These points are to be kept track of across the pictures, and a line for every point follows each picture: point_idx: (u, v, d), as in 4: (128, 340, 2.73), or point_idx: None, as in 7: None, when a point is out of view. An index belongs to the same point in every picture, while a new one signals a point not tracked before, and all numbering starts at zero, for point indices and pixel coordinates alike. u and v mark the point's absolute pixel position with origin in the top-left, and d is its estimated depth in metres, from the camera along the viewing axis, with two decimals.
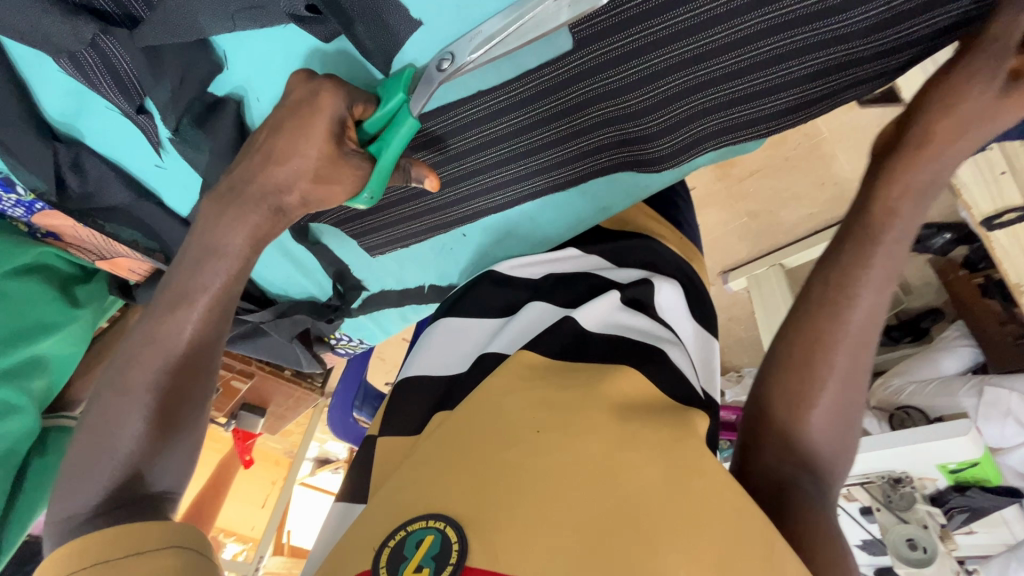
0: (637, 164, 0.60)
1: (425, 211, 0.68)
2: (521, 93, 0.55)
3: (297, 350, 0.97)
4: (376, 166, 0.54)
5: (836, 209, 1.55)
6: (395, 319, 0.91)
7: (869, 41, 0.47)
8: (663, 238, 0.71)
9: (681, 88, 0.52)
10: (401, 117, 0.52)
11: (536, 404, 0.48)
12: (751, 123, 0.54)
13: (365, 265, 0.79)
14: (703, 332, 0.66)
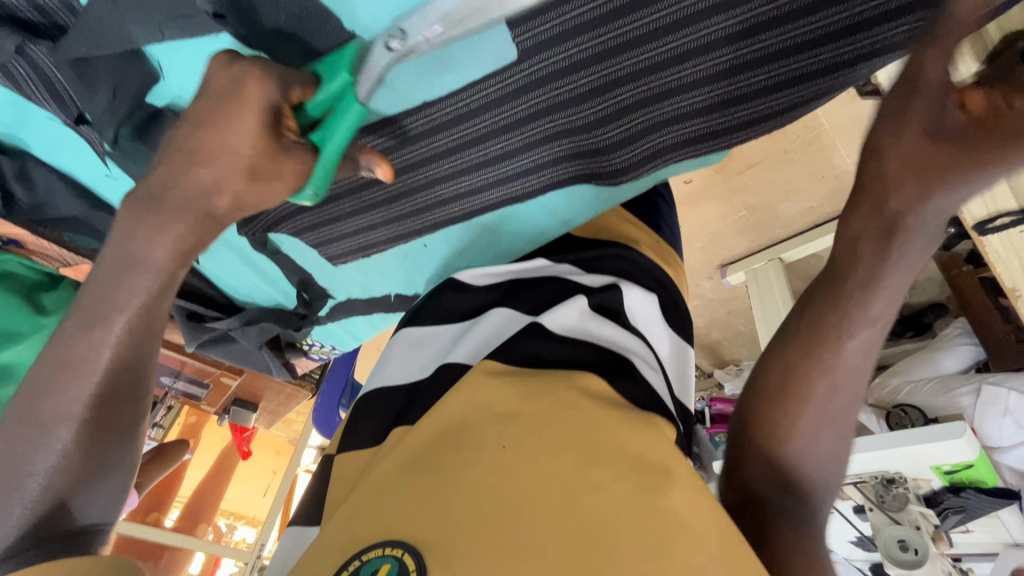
0: (599, 176, 0.59)
1: (387, 222, 0.68)
2: (484, 98, 0.54)
3: (268, 356, 0.99)
4: (318, 159, 0.50)
5: (835, 204, 1.52)
6: (364, 325, 0.92)
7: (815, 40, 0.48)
8: (640, 245, 0.69)
9: (644, 95, 0.52)
10: (347, 100, 0.49)
11: (492, 416, 0.45)
12: (709, 136, 0.54)
13: (329, 272, 0.80)
14: (678, 341, 0.64)
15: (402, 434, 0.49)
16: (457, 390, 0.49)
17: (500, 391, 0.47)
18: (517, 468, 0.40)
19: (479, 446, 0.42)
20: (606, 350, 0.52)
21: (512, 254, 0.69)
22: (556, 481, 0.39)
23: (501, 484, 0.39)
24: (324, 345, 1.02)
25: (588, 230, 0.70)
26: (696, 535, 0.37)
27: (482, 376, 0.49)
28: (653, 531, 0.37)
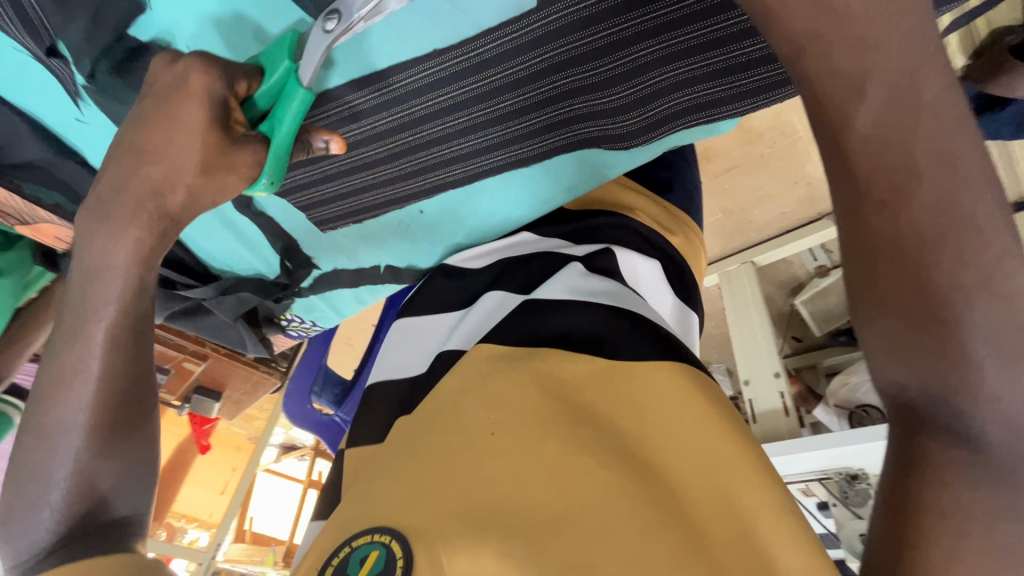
0: (605, 140, 0.60)
1: (385, 183, 0.67)
2: (487, 54, 0.52)
3: (244, 329, 0.93)
4: (269, 148, 0.53)
5: (805, 210, 1.57)
6: (349, 301, 0.87)
7: None
8: (642, 216, 0.67)
9: (649, 58, 0.52)
10: (291, 87, 0.51)
11: (485, 398, 0.43)
12: (720, 102, 0.54)
13: (315, 238, 0.77)
14: (681, 305, 0.63)
15: (398, 428, 0.47)
16: (449, 380, 0.47)
17: (494, 373, 0.45)
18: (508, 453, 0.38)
19: (469, 432, 0.40)
20: (619, 309, 0.49)
21: (507, 224, 0.68)
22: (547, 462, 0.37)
23: (491, 470, 0.37)
24: (304, 321, 0.94)
25: (584, 201, 0.69)
26: (710, 508, 0.35)
27: (479, 361, 0.47)
28: (659, 508, 0.34)
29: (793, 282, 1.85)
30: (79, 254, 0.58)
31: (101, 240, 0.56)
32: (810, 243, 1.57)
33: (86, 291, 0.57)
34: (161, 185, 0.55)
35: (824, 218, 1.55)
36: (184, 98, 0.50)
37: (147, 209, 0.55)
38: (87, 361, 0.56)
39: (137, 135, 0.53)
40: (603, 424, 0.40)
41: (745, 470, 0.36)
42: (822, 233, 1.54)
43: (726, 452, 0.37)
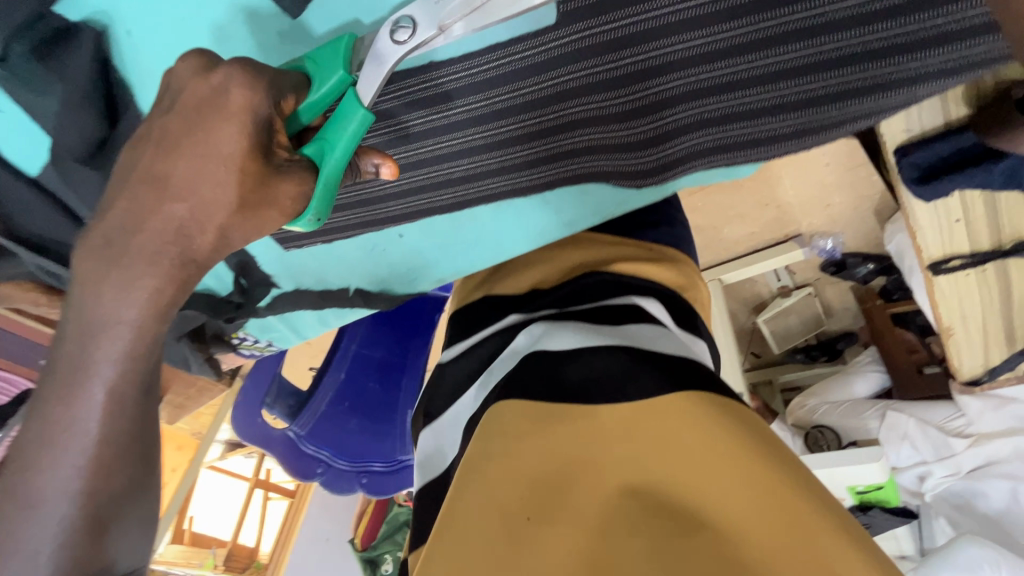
0: (620, 173, 0.58)
1: (360, 204, 0.61)
2: (564, 50, 0.46)
3: (187, 349, 0.81)
4: (318, 174, 0.45)
5: (774, 232, 1.56)
6: (311, 321, 0.82)
7: (864, 68, 0.46)
8: (640, 266, 0.64)
9: (736, 79, 0.48)
10: (349, 104, 0.44)
11: (514, 470, 0.42)
12: (740, 144, 0.53)
13: (276, 258, 0.69)
14: (685, 333, 0.60)
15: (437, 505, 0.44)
16: (469, 453, 0.45)
17: (524, 434, 0.44)
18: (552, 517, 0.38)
19: (504, 512, 0.39)
20: (637, 358, 0.48)
21: (507, 249, 0.67)
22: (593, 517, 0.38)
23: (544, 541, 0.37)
24: (258, 340, 0.89)
25: (568, 262, 0.65)
26: (771, 542, 0.35)
27: (496, 418, 0.46)
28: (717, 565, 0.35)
29: (755, 300, 1.77)
30: (83, 308, 0.43)
31: (111, 288, 0.42)
32: (775, 263, 1.55)
33: (91, 345, 0.43)
34: (187, 224, 0.43)
35: (789, 239, 1.54)
36: (221, 121, 0.40)
37: (168, 253, 0.43)
38: (90, 424, 0.43)
39: (153, 160, 0.42)
40: (641, 484, 0.40)
41: (792, 503, 0.36)
42: (787, 257, 1.53)
43: (771, 487, 0.37)
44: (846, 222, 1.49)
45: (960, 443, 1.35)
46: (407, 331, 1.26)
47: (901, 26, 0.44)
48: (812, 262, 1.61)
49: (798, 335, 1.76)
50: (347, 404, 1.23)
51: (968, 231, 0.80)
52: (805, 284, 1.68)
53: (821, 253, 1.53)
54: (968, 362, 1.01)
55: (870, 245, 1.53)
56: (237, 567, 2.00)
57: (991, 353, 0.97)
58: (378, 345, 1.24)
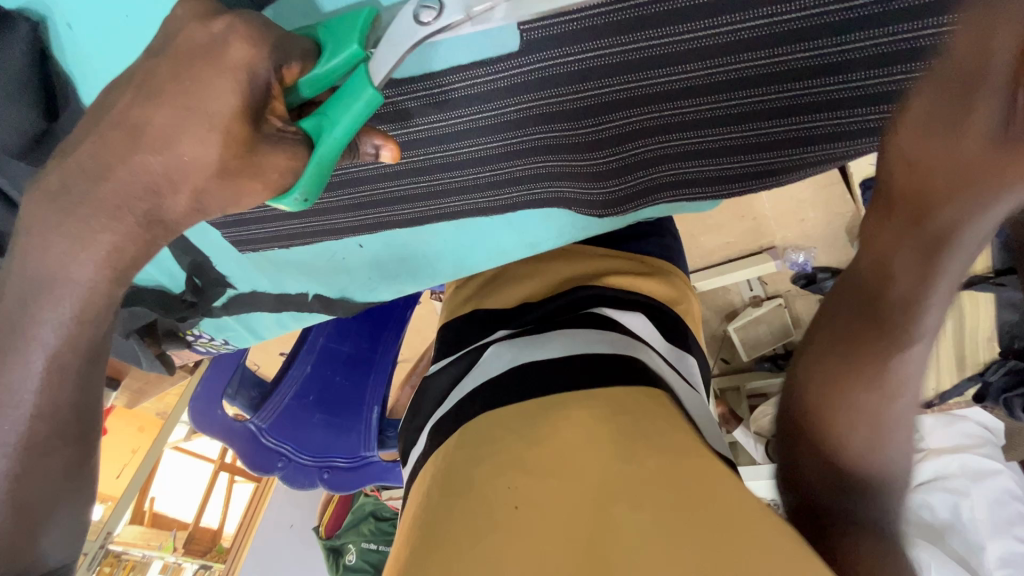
0: (580, 202, 0.55)
1: (328, 211, 0.60)
2: (570, 68, 0.43)
3: (137, 344, 0.77)
4: (312, 156, 0.38)
5: (750, 243, 1.56)
6: (269, 324, 0.81)
7: (846, 116, 0.42)
8: (628, 279, 0.64)
9: (741, 110, 0.44)
10: (357, 81, 0.36)
11: (495, 465, 0.40)
12: (704, 181, 0.51)
13: (231, 259, 0.69)
14: (676, 350, 0.60)
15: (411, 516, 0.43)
16: (447, 459, 0.44)
17: (500, 433, 0.44)
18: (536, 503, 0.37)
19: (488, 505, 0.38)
20: (623, 373, 0.47)
21: (473, 263, 0.65)
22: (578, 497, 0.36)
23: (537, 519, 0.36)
24: (214, 338, 0.87)
25: (562, 275, 0.65)
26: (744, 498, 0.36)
27: (471, 432, 0.46)
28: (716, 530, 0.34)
29: (728, 308, 1.79)
30: (30, 278, 0.38)
31: (62, 245, 0.38)
32: (749, 274, 1.55)
33: (34, 304, 0.38)
34: (161, 185, 0.38)
35: (764, 251, 1.54)
36: (214, 76, 0.35)
37: (135, 210, 0.38)
38: (26, 394, 0.38)
39: (130, 108, 0.37)
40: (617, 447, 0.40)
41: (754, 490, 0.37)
42: (761, 269, 1.53)
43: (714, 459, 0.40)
44: (820, 237, 1.49)
45: (912, 457, 1.30)
46: (378, 324, 1.24)
47: (890, 75, 0.39)
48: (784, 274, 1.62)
49: (767, 344, 1.71)
50: (312, 397, 1.21)
51: None
52: (777, 295, 1.69)
53: (794, 266, 1.51)
54: (921, 387, 1.01)
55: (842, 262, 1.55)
56: (197, 551, 1.90)
57: (942, 377, 0.98)
58: (346, 339, 1.22)
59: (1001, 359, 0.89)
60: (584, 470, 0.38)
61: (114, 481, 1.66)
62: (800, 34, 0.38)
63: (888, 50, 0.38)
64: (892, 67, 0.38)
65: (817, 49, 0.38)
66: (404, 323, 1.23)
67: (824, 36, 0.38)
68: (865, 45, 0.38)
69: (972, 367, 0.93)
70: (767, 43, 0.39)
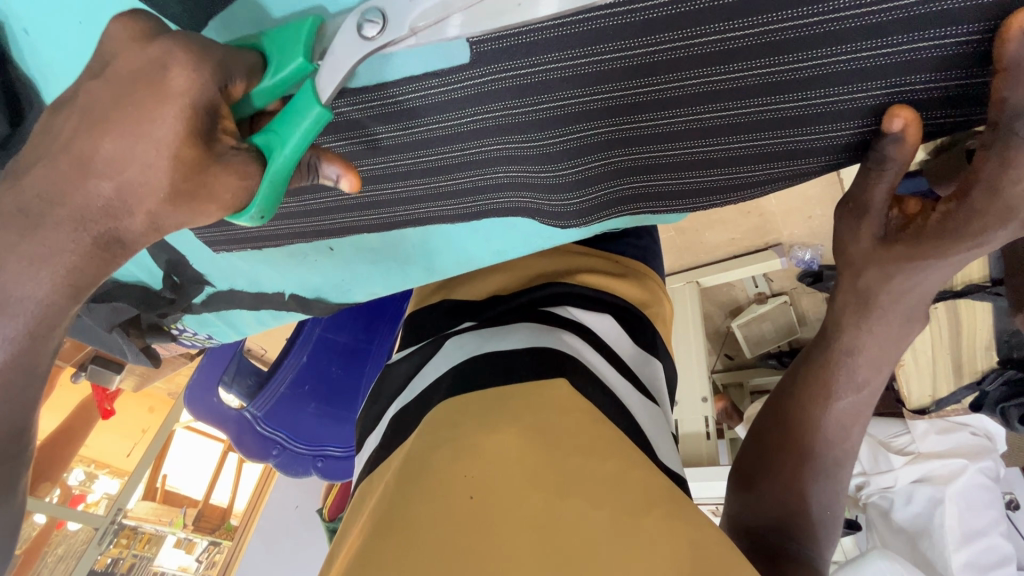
0: (543, 212, 0.54)
1: (305, 213, 0.60)
2: (523, 80, 0.42)
3: (121, 339, 0.80)
4: (265, 172, 0.39)
5: (754, 239, 1.53)
6: (248, 321, 0.82)
7: (804, 134, 0.41)
8: (602, 279, 0.64)
9: (708, 123, 0.42)
10: (303, 100, 0.38)
11: (459, 454, 0.39)
12: (669, 195, 0.50)
13: (207, 259, 0.70)
14: (641, 354, 0.59)
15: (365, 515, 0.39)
16: (407, 445, 0.43)
17: (457, 418, 0.42)
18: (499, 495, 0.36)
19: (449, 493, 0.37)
20: (583, 374, 0.47)
21: (441, 264, 0.65)
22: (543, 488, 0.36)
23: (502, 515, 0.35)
24: (198, 333, 0.88)
25: (531, 271, 0.64)
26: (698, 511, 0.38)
27: (433, 417, 0.44)
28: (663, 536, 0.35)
29: (732, 304, 1.77)
30: None
31: (18, 263, 0.37)
32: (752, 271, 1.54)
33: None
34: (115, 208, 0.37)
35: (768, 248, 1.52)
36: (157, 103, 0.35)
37: (92, 231, 0.38)
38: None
39: (75, 136, 0.36)
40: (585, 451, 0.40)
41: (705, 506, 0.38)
42: (767, 266, 1.52)
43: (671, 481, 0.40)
44: (826, 235, 1.45)
45: (900, 459, 1.26)
46: (372, 315, 1.24)
47: (847, 94, 0.38)
48: (789, 272, 1.59)
49: (770, 342, 1.69)
50: (307, 387, 1.23)
51: None
52: (781, 292, 1.67)
53: (798, 264, 1.50)
54: (915, 392, 1.02)
55: None
56: (205, 527, 1.99)
57: (938, 384, 0.97)
58: (342, 330, 1.22)
59: (998, 369, 0.87)
60: (549, 468, 0.38)
61: (125, 459, 1.72)
62: (748, 53, 0.37)
63: (843, 69, 0.37)
64: (849, 85, 0.37)
65: (767, 68, 0.38)
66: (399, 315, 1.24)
67: (773, 55, 0.37)
68: (819, 64, 0.37)
69: (969, 374, 0.91)
70: (716, 61, 0.38)
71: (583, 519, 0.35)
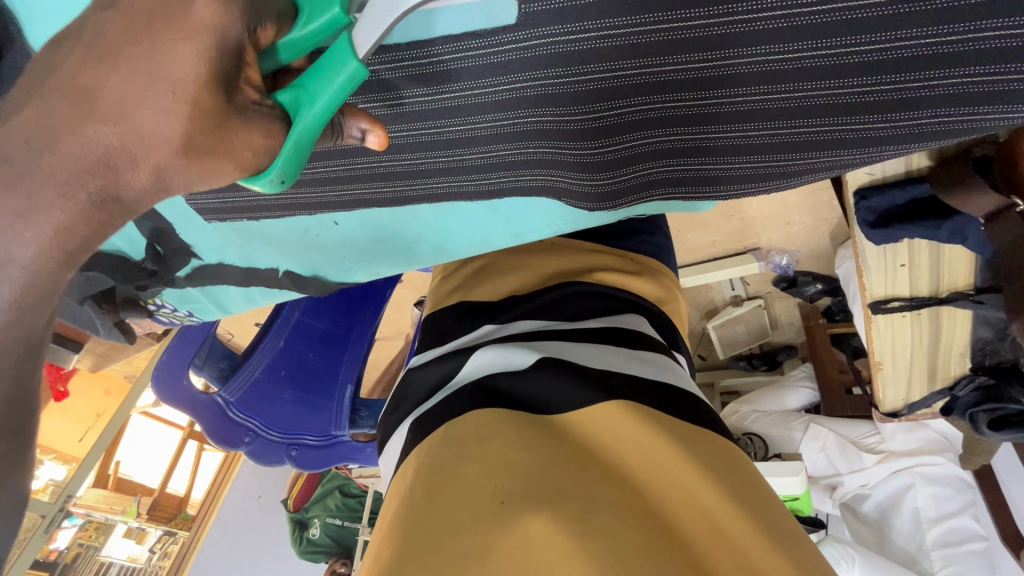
0: (567, 194, 0.54)
1: (298, 189, 0.58)
2: (570, 47, 0.42)
3: (92, 312, 0.75)
4: (290, 133, 0.38)
5: (735, 242, 1.53)
6: (237, 299, 0.78)
7: (838, 122, 0.43)
8: (614, 276, 0.71)
9: (746, 107, 0.44)
10: (339, 53, 0.37)
11: (485, 466, 0.45)
12: (696, 181, 0.52)
13: (197, 230, 0.66)
14: (659, 358, 0.60)
15: (386, 522, 0.45)
16: (433, 456, 0.48)
17: (483, 435, 0.48)
18: (529, 505, 0.41)
19: (481, 501, 0.42)
20: (587, 383, 0.53)
21: (450, 253, 0.65)
22: (561, 481, 0.43)
23: (530, 517, 0.40)
24: (177, 310, 0.83)
25: (544, 272, 0.72)
26: (695, 507, 0.44)
27: (459, 427, 0.50)
28: (667, 535, 0.41)
29: (708, 305, 1.76)
30: None
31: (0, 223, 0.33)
32: (731, 274, 1.53)
33: None
34: (117, 161, 0.34)
35: (748, 252, 1.53)
36: (178, 40, 0.33)
37: (88, 185, 0.34)
38: None
39: (78, 70, 0.34)
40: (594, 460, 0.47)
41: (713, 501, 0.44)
42: (745, 269, 1.51)
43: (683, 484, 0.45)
44: (802, 241, 1.49)
45: (871, 458, 1.35)
46: (355, 303, 1.21)
47: (881, 83, 0.40)
48: (766, 276, 1.61)
49: (743, 343, 1.73)
50: (283, 372, 1.18)
51: (909, 276, 0.81)
52: (757, 296, 1.68)
53: (776, 268, 1.55)
54: (890, 396, 1.04)
55: (820, 266, 1.55)
56: (160, 517, 1.84)
57: (912, 390, 1.00)
58: (321, 315, 1.19)
59: (970, 374, 0.91)
60: (561, 475, 0.44)
61: (76, 444, 1.60)
62: (797, 33, 0.39)
63: (884, 55, 0.39)
64: (886, 74, 0.40)
65: (812, 51, 0.40)
66: (383, 301, 1.21)
67: (820, 38, 0.39)
68: (862, 51, 0.39)
69: (942, 379, 0.95)
70: (765, 40, 0.40)
71: (621, 532, 0.40)
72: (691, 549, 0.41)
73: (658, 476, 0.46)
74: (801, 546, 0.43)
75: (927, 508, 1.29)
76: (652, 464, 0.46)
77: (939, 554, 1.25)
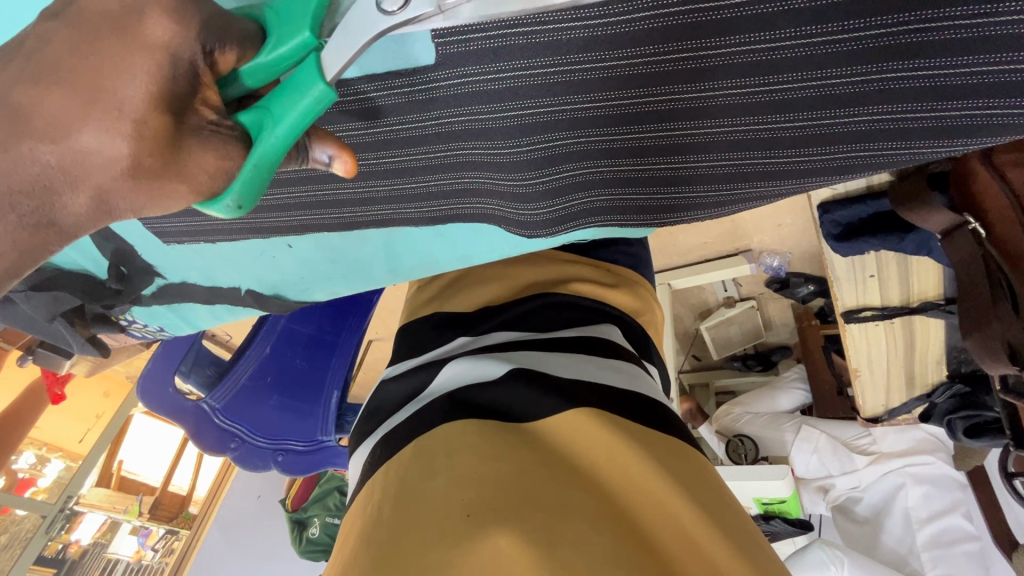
0: (512, 222, 0.57)
1: (268, 203, 0.59)
2: (508, 84, 0.44)
3: (64, 330, 0.75)
4: (252, 156, 0.37)
5: (726, 244, 1.52)
6: (203, 315, 0.80)
7: (765, 154, 0.46)
8: (591, 287, 0.72)
9: (681, 139, 0.47)
10: (306, 74, 0.36)
11: (455, 479, 0.45)
12: (639, 210, 0.54)
13: (159, 249, 0.68)
14: (631, 367, 0.60)
15: (354, 540, 0.46)
16: (402, 471, 0.49)
17: (453, 447, 0.49)
18: (494, 519, 0.41)
19: (450, 513, 0.43)
20: (557, 395, 0.53)
21: (403, 274, 0.67)
22: (528, 489, 0.44)
23: (493, 528, 0.41)
24: (148, 326, 0.85)
25: (523, 281, 0.73)
26: (658, 513, 0.45)
27: (432, 440, 0.51)
28: (631, 536, 0.42)
29: (702, 306, 1.75)
30: None
31: None
32: (723, 275, 1.53)
33: None
34: (53, 180, 0.36)
35: (739, 253, 1.52)
36: (131, 56, 0.33)
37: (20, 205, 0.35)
38: None
39: (17, 89, 0.34)
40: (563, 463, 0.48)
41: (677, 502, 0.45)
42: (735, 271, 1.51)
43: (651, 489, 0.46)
44: (794, 242, 1.48)
45: (863, 459, 1.35)
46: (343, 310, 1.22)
47: (802, 118, 0.43)
48: (758, 277, 1.60)
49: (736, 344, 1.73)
50: (270, 378, 1.19)
51: (880, 287, 0.82)
52: (750, 297, 1.67)
53: (767, 270, 1.53)
54: (870, 402, 1.04)
55: (812, 268, 1.54)
56: (163, 516, 1.82)
57: (891, 395, 1.01)
58: (310, 321, 1.20)
59: (948, 382, 0.91)
60: (529, 484, 0.45)
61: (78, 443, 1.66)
62: (720, 72, 0.41)
63: (801, 94, 0.41)
64: (806, 110, 0.42)
65: (735, 90, 0.42)
66: (370, 308, 1.23)
67: (743, 77, 0.41)
68: (782, 89, 0.41)
69: (920, 387, 0.95)
70: (691, 78, 0.42)
71: (588, 539, 0.40)
72: (652, 550, 0.42)
73: (629, 483, 0.46)
74: (758, 546, 0.45)
75: (917, 508, 1.30)
76: (622, 468, 0.47)
77: (928, 555, 1.25)
